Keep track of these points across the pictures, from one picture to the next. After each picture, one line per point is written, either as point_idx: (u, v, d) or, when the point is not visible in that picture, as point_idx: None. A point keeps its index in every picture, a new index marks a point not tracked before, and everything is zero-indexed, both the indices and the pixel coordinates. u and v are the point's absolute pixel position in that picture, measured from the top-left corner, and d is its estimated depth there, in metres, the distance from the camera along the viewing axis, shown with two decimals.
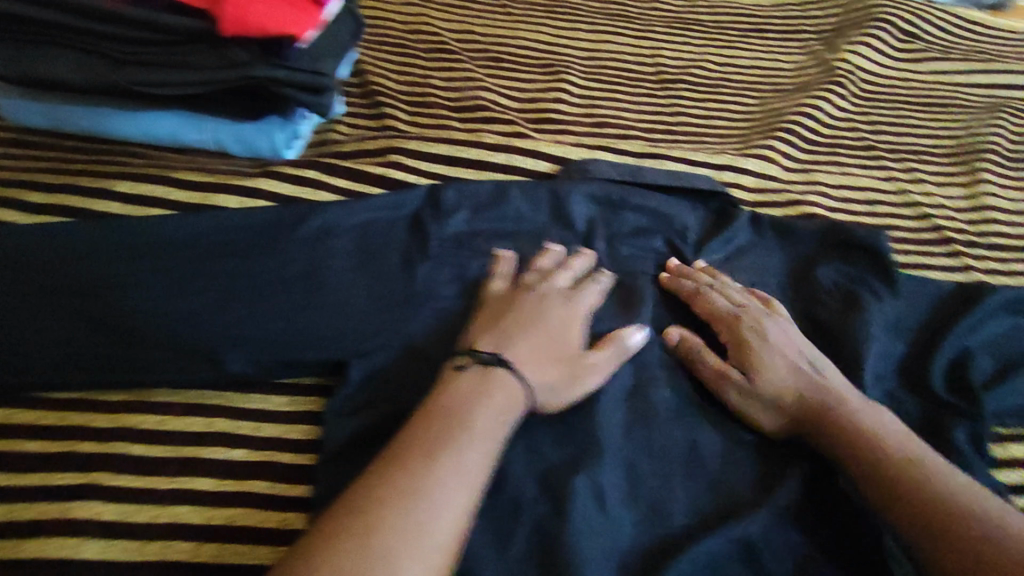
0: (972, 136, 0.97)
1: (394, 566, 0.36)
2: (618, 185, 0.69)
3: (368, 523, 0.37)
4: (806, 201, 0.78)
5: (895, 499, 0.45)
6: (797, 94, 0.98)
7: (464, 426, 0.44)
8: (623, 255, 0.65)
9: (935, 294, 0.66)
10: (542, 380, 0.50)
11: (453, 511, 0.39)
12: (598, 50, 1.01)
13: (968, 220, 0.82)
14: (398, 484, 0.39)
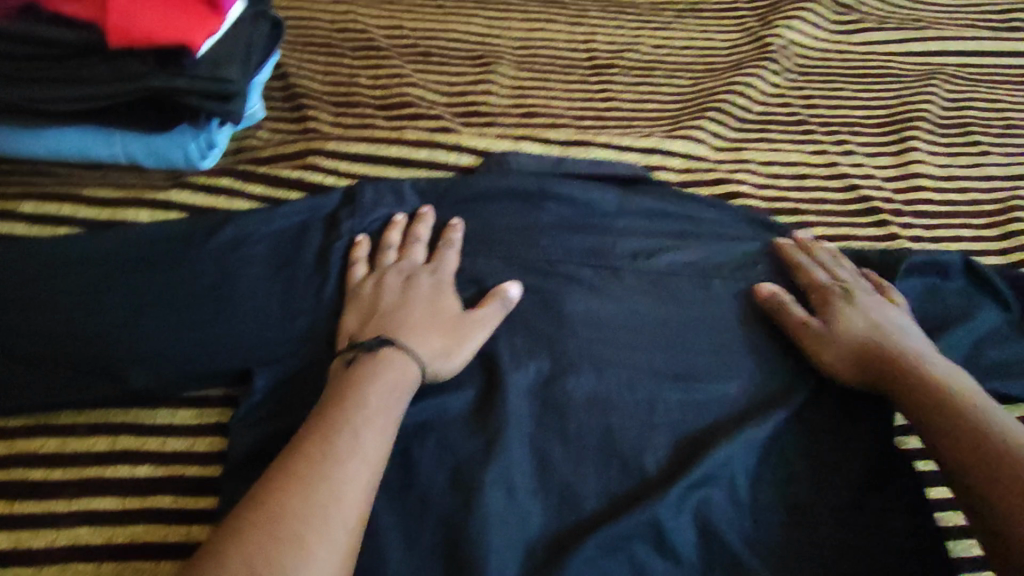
0: (904, 105, 0.98)
1: (304, 546, 0.39)
2: (537, 176, 0.68)
3: (276, 510, 0.40)
4: (733, 180, 0.79)
5: (963, 445, 0.47)
6: (730, 71, 0.98)
7: (360, 410, 0.47)
8: (543, 244, 0.64)
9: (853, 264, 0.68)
10: (428, 353, 0.52)
11: (356, 489, 0.43)
12: (531, 39, 1.01)
13: (896, 189, 0.83)
14: (300, 471, 0.42)
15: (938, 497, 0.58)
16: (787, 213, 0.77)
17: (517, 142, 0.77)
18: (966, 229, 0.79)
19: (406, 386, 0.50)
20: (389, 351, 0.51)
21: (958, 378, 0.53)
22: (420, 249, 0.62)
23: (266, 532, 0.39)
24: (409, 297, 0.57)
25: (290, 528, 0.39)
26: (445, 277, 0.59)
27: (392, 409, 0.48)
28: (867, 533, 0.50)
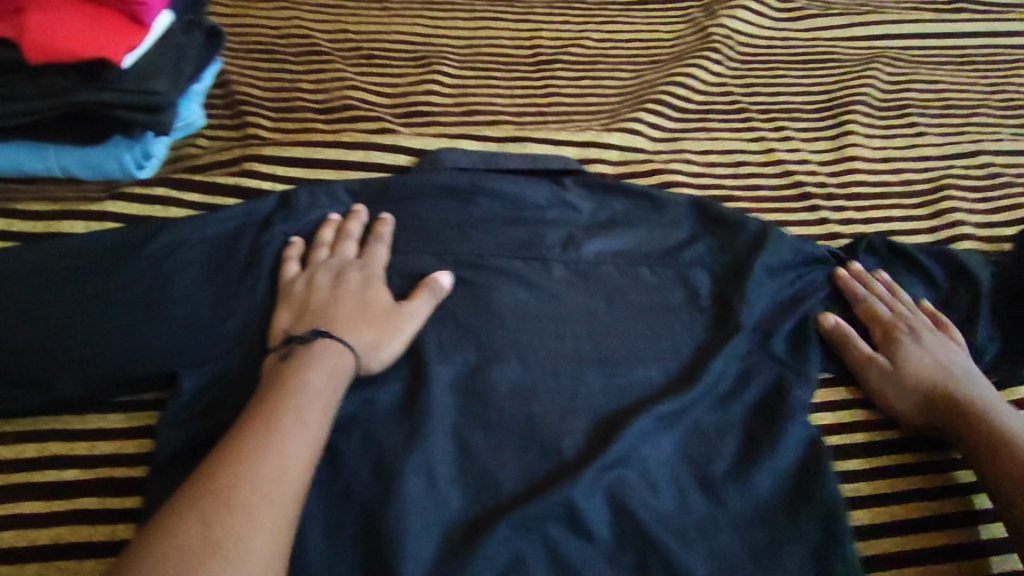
0: (844, 89, 0.99)
1: (253, 514, 0.40)
2: (470, 173, 0.70)
3: (214, 488, 0.41)
4: (668, 169, 0.81)
5: (1016, 485, 0.51)
6: (672, 62, 1.00)
7: (300, 392, 0.48)
8: (474, 240, 0.66)
9: (798, 247, 0.68)
10: (359, 345, 0.54)
11: (298, 463, 0.44)
12: (477, 37, 1.02)
13: (831, 172, 0.85)
14: (236, 453, 0.43)
15: (848, 470, 0.59)
16: (721, 200, 0.79)
17: (453, 140, 0.79)
18: (897, 210, 0.81)
19: (339, 373, 0.51)
20: (322, 344, 0.52)
21: (1014, 415, 0.56)
22: (353, 246, 0.63)
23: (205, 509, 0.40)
24: (341, 293, 0.58)
25: (226, 504, 0.40)
26: (375, 272, 0.61)
27: (325, 397, 0.49)
28: (782, 508, 0.51)
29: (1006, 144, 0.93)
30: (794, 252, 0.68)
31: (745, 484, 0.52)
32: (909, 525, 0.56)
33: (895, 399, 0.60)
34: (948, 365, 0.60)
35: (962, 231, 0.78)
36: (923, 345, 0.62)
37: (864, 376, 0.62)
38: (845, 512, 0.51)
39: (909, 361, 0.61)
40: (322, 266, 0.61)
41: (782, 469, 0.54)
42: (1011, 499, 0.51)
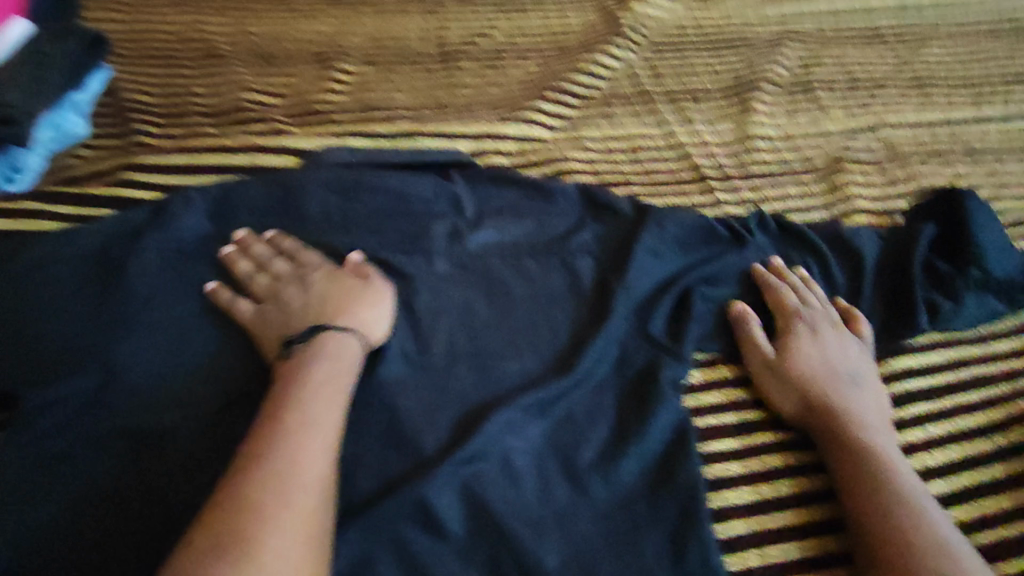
0: (750, 71, 0.99)
1: (283, 504, 0.41)
2: (353, 171, 0.69)
3: (240, 485, 0.41)
4: (563, 158, 0.80)
5: (867, 497, 0.51)
6: (579, 50, 0.99)
7: (301, 385, 0.48)
8: (353, 238, 0.66)
9: (686, 225, 0.69)
10: (363, 329, 0.55)
11: (318, 452, 0.44)
12: (383, 34, 1.01)
13: (730, 154, 0.85)
14: (258, 450, 0.43)
15: (716, 450, 0.58)
16: (615, 185, 0.78)
17: (341, 139, 0.79)
18: (793, 187, 0.81)
19: (346, 359, 0.52)
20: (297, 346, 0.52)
21: (882, 431, 0.56)
22: (284, 262, 0.61)
23: (235, 508, 0.40)
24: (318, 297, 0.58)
25: (246, 496, 0.40)
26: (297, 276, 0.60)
27: (333, 388, 0.49)
28: (641, 494, 0.52)
29: (908, 119, 0.94)
30: (681, 226, 0.69)
31: (607, 471, 0.52)
32: (772, 502, 0.56)
33: (775, 395, 0.60)
34: (842, 366, 0.60)
35: (855, 205, 0.79)
36: (823, 342, 0.61)
37: (753, 363, 0.62)
38: (700, 494, 0.51)
39: (806, 356, 0.60)
40: (277, 284, 0.59)
41: (646, 454, 0.54)
42: (858, 508, 0.51)
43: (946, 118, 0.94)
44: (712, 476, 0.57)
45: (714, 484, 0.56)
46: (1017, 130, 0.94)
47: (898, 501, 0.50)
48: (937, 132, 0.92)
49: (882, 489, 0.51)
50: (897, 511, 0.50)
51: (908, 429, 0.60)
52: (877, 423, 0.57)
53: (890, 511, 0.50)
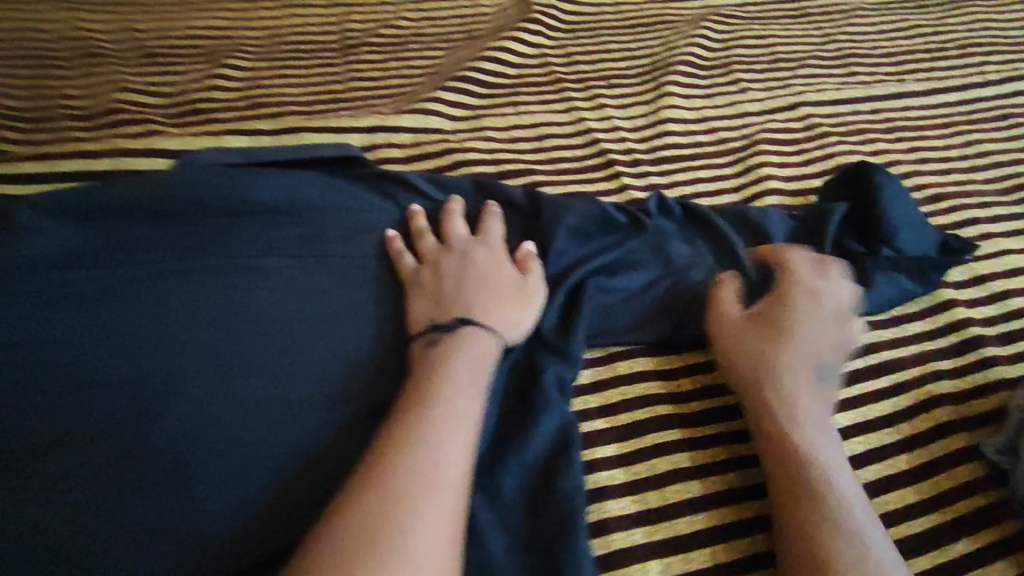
0: (668, 51, 0.94)
1: (415, 510, 0.38)
2: (227, 169, 0.62)
3: (372, 464, 0.40)
4: (461, 148, 0.76)
5: (794, 504, 0.47)
6: (488, 37, 0.94)
7: (448, 380, 0.46)
8: (223, 239, 0.57)
9: (594, 213, 0.63)
10: (503, 327, 0.53)
11: (458, 451, 0.42)
12: (280, 26, 0.95)
13: (641, 139, 0.81)
14: (392, 452, 0.41)
15: (604, 457, 0.54)
16: (516, 174, 0.74)
17: (217, 138, 0.75)
18: (705, 170, 0.77)
19: (486, 356, 0.50)
20: (469, 330, 0.51)
21: (826, 432, 0.51)
22: (463, 230, 0.61)
23: (371, 485, 0.39)
24: (442, 277, 0.56)
25: (376, 505, 0.38)
26: (499, 247, 0.59)
27: (480, 374, 0.48)
28: (518, 510, 0.48)
29: (828, 95, 0.89)
30: (587, 215, 0.63)
31: (484, 488, 0.48)
32: (662, 510, 0.51)
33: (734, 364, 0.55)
34: (808, 353, 0.53)
35: (767, 186, 0.75)
36: (796, 324, 0.54)
37: (721, 331, 0.57)
38: (579, 510, 0.47)
39: (769, 339, 0.54)
40: (437, 260, 0.57)
41: (526, 468, 0.50)
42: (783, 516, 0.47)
43: (869, 93, 0.90)
44: (599, 485, 0.52)
45: (601, 494, 0.52)
46: (942, 102, 0.90)
47: (825, 510, 0.45)
48: (858, 108, 0.88)
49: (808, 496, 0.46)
50: (820, 522, 0.45)
51: None
52: (822, 423, 0.51)
53: (812, 510, 0.46)
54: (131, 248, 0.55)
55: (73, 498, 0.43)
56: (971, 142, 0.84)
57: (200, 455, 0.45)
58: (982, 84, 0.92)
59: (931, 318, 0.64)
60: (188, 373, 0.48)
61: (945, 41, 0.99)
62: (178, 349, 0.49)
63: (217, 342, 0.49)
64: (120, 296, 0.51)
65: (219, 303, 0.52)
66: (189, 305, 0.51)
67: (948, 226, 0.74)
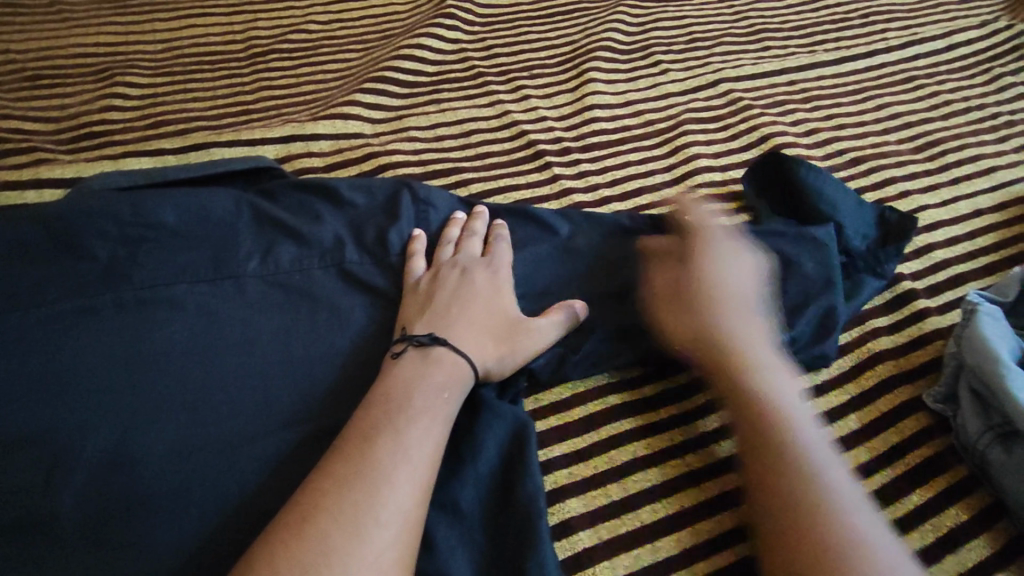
0: (587, 37, 0.93)
1: (370, 556, 0.36)
2: (129, 194, 0.56)
3: (315, 508, 0.38)
4: (384, 151, 0.74)
5: (770, 489, 0.42)
6: (403, 35, 0.91)
7: (411, 408, 0.43)
8: (133, 271, 0.53)
9: (546, 223, 0.60)
10: (484, 353, 0.49)
11: (418, 486, 0.40)
12: (179, 39, 0.88)
13: (568, 127, 0.80)
14: (349, 492, 0.38)
15: (560, 455, 0.54)
16: (444, 174, 0.73)
17: (114, 161, 0.70)
18: (634, 153, 0.77)
19: (454, 386, 0.46)
20: (440, 351, 0.48)
21: (783, 380, 0.48)
22: (476, 245, 0.58)
23: (310, 531, 0.36)
24: (434, 293, 0.53)
25: (325, 551, 0.35)
26: (504, 271, 0.56)
27: (445, 406, 0.45)
28: (478, 523, 0.45)
29: (745, 70, 0.90)
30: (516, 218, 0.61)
31: (443, 508, 0.45)
32: (623, 501, 0.51)
33: (676, 313, 0.54)
34: (747, 292, 0.53)
35: (697, 165, 0.76)
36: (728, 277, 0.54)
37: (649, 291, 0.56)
38: (541, 515, 0.44)
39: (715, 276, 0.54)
40: (437, 280, 0.54)
41: (485, 477, 0.47)
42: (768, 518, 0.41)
43: (784, 65, 0.92)
44: (558, 485, 0.52)
45: (561, 492, 0.52)
46: (852, 70, 0.92)
47: (813, 484, 0.41)
48: (776, 80, 0.90)
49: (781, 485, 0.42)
50: (794, 488, 0.41)
51: None
52: (776, 370, 0.49)
53: (779, 465, 0.42)
54: (43, 289, 0.51)
55: (20, 555, 0.40)
56: (883, 106, 0.87)
57: (152, 495, 0.43)
58: (886, 50, 0.96)
59: (890, 288, 0.65)
60: (126, 412, 0.46)
61: (848, 11, 1.02)
62: (117, 387, 0.47)
63: (159, 379, 0.48)
64: (23, 345, 0.48)
65: (138, 340, 0.49)
66: (119, 343, 0.49)
67: (870, 187, 0.76)
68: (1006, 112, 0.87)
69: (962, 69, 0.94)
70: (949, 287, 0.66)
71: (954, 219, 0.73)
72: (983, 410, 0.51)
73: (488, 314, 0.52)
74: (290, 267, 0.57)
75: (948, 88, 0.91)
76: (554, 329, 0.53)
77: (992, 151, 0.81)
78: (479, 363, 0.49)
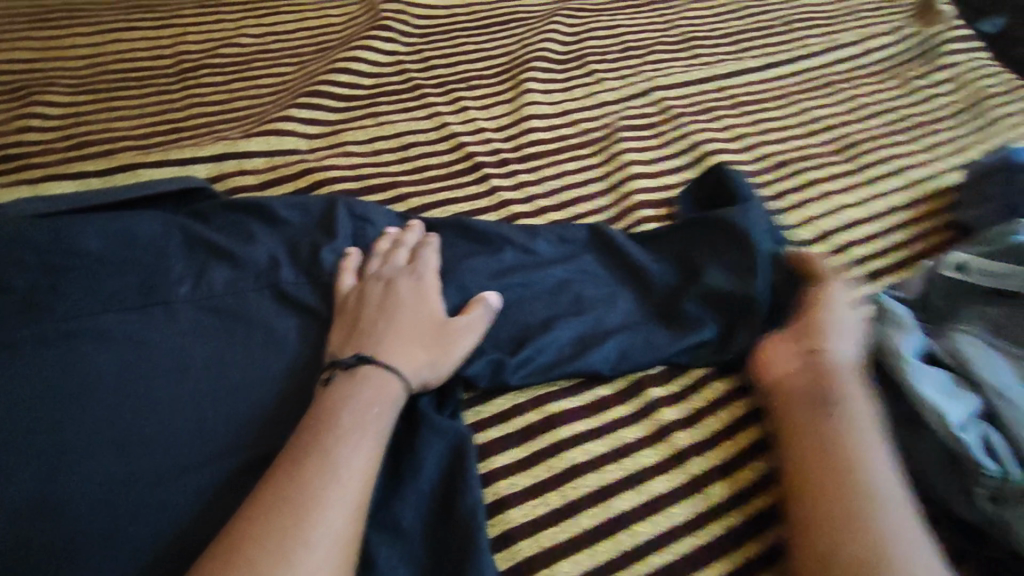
0: (524, 47, 0.95)
1: None
2: (48, 222, 0.55)
3: (244, 536, 0.38)
4: (320, 166, 0.73)
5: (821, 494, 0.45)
6: (339, 48, 0.90)
7: (339, 426, 0.44)
8: (54, 302, 0.51)
9: (473, 233, 0.62)
10: (415, 367, 0.50)
11: (349, 504, 0.40)
12: (103, 55, 0.86)
13: (506, 139, 0.81)
14: (277, 517, 0.38)
15: (502, 466, 0.52)
16: (383, 188, 0.72)
17: (33, 186, 0.67)
18: (571, 162, 0.79)
19: (385, 401, 0.46)
20: (366, 369, 0.48)
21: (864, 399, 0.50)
22: (403, 256, 0.58)
23: (239, 560, 0.36)
24: (361, 309, 0.53)
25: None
26: (429, 278, 0.56)
27: (376, 422, 0.45)
28: (421, 541, 0.45)
29: (676, 78, 0.93)
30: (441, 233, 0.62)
31: (386, 529, 0.45)
32: (565, 508, 0.50)
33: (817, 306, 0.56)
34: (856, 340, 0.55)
35: (630, 172, 0.78)
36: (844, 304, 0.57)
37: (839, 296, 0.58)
38: (481, 527, 0.45)
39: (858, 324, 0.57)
40: (363, 294, 0.54)
41: (427, 494, 0.47)
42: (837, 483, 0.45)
43: (713, 73, 0.95)
44: (499, 496, 0.51)
45: (503, 503, 0.50)
46: (776, 76, 0.97)
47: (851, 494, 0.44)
48: (706, 88, 0.93)
49: (825, 485, 0.45)
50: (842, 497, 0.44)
51: (698, 394, 0.58)
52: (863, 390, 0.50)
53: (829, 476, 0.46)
54: None
55: None
56: (805, 111, 0.91)
57: (79, 535, 0.42)
58: (807, 57, 1.01)
59: None
60: (48, 450, 0.44)
61: (772, 20, 1.07)
62: (39, 423, 0.45)
63: (85, 411, 0.46)
64: None
65: (62, 372, 0.48)
66: (41, 375, 0.47)
67: (793, 189, 0.79)
68: (916, 115, 0.93)
69: (877, 74, 0.99)
70: (866, 284, 0.70)
71: (870, 217, 0.77)
72: (895, 397, 0.53)
73: (416, 324, 0.52)
74: (223, 289, 0.56)
75: (865, 92, 0.96)
76: (478, 326, 0.54)
77: (904, 152, 0.86)
78: (411, 377, 0.49)
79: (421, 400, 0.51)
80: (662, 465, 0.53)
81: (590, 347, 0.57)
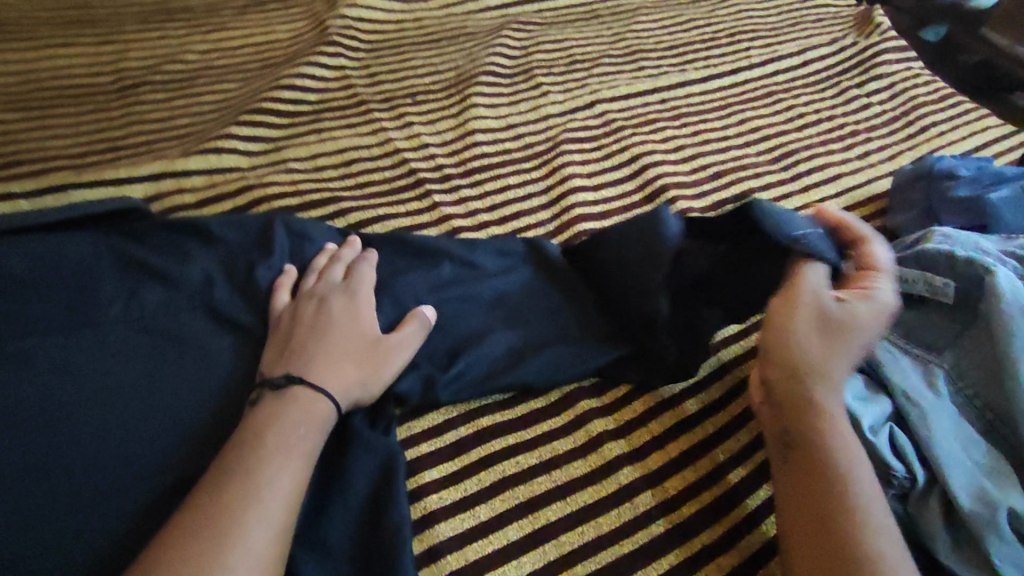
0: (471, 62, 0.96)
1: None
2: None
3: (158, 560, 0.37)
4: (259, 183, 0.73)
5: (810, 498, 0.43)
6: (284, 65, 0.90)
7: (265, 447, 0.44)
8: None
9: (408, 249, 0.63)
10: (345, 385, 0.50)
11: (271, 525, 0.40)
12: (39, 72, 0.84)
13: (450, 153, 0.82)
14: (195, 539, 0.38)
15: (432, 480, 0.53)
16: (323, 203, 0.72)
17: None
18: (514, 176, 0.80)
19: (313, 424, 0.46)
20: (296, 390, 0.48)
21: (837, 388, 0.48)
22: (337, 273, 0.59)
23: None
24: (292, 329, 0.53)
25: None
26: (363, 294, 0.57)
27: (304, 443, 0.45)
28: (346, 559, 0.46)
29: (620, 90, 0.95)
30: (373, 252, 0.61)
31: (311, 547, 0.45)
32: (493, 521, 0.51)
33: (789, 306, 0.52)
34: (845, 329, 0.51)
35: (571, 185, 0.79)
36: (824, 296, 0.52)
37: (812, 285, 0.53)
38: (404, 543, 0.45)
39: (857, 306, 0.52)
40: (295, 314, 0.54)
41: (355, 509, 0.47)
42: (820, 480, 0.44)
43: (656, 85, 0.97)
44: (428, 510, 0.51)
45: (432, 517, 0.51)
46: (718, 88, 0.99)
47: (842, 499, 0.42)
48: (649, 100, 0.95)
49: (817, 488, 0.43)
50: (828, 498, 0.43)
51: (627, 403, 0.59)
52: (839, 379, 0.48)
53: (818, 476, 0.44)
54: None
55: None
56: (745, 121, 0.94)
57: None
58: (748, 68, 1.04)
59: None
60: None
61: (716, 32, 1.10)
62: None
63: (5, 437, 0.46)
64: None
65: None
66: None
67: (730, 198, 0.82)
68: (851, 124, 0.96)
69: (816, 85, 1.03)
70: None
71: None
72: None
73: (347, 342, 0.52)
74: (156, 309, 0.55)
75: (802, 102, 0.99)
76: (411, 340, 0.55)
77: (839, 161, 0.89)
78: (341, 396, 0.49)
79: (353, 417, 0.51)
80: (591, 474, 0.54)
81: (522, 360, 0.58)
